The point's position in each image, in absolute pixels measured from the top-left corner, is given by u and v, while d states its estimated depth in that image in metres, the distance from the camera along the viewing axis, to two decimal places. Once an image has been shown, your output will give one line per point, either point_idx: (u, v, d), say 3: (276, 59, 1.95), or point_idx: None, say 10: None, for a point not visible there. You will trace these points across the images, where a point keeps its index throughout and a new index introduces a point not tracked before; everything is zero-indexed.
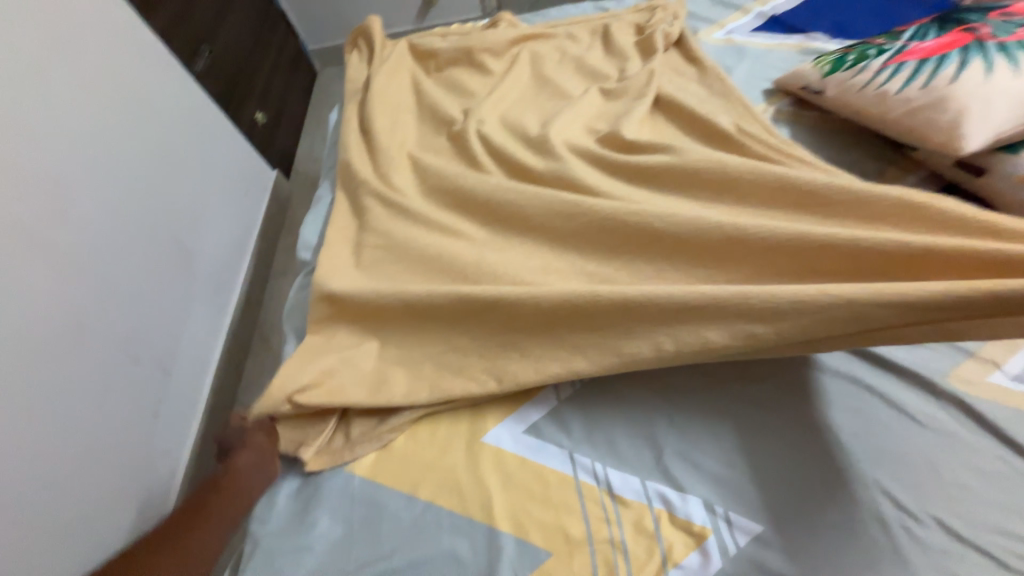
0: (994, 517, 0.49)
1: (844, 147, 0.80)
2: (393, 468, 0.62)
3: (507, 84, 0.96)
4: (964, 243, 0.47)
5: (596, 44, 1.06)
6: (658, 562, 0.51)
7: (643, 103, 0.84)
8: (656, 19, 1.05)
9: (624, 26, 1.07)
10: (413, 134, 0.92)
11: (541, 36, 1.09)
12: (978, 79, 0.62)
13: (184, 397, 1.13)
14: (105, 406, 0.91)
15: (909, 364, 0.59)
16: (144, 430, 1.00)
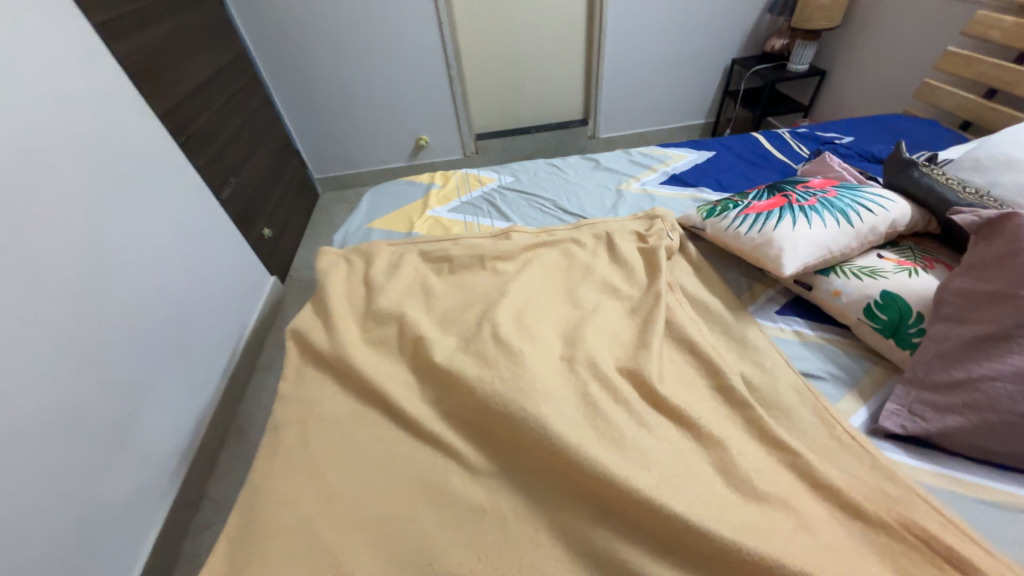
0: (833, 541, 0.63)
1: (724, 268, 1.10)
2: (362, 526, 0.73)
3: (519, 288, 1.09)
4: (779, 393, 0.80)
5: (600, 248, 1.21)
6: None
7: (651, 324, 0.96)
8: (653, 229, 1.21)
9: (625, 234, 1.23)
10: (404, 262, 1.21)
11: (548, 242, 1.25)
12: (789, 228, 0.94)
13: (131, 480, 1.20)
14: (58, 480, 1.00)
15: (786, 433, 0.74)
16: (88, 507, 1.07)
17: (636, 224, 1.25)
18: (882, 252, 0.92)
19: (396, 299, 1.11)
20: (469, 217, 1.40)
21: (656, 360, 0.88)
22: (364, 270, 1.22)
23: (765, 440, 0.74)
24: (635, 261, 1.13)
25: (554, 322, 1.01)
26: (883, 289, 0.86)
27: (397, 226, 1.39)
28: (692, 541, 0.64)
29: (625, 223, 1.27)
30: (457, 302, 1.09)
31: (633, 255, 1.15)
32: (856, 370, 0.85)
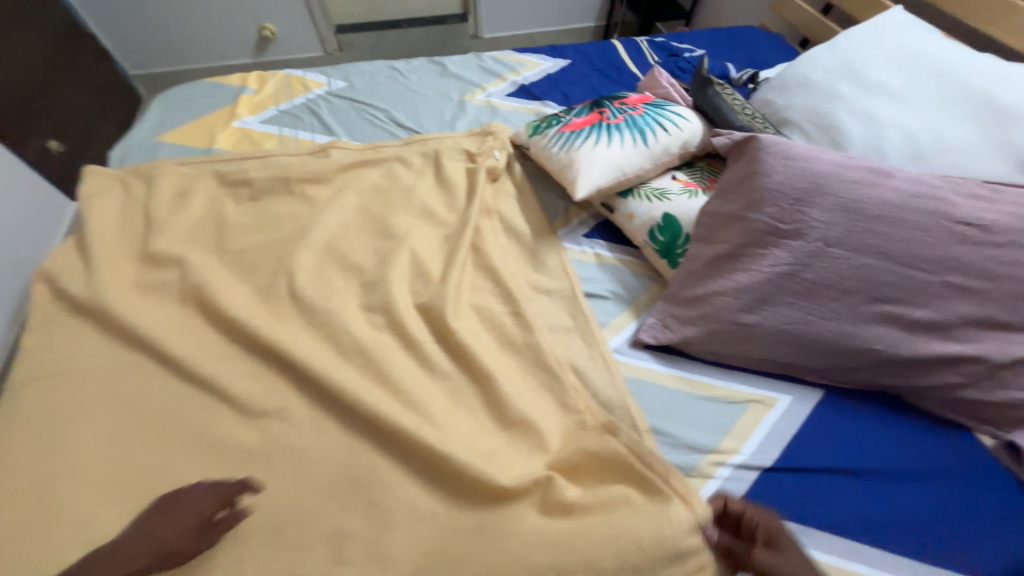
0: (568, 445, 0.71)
1: (547, 191, 1.08)
2: (114, 480, 0.69)
3: (326, 215, 1.00)
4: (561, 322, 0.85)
5: (427, 168, 1.12)
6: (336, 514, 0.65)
7: (459, 248, 0.93)
8: (484, 147, 1.14)
9: (454, 152, 1.14)
10: (195, 189, 1.05)
11: (373, 160, 1.12)
12: (590, 149, 0.91)
13: None
14: None
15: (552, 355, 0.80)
16: None
17: (470, 142, 1.17)
18: (675, 174, 0.95)
19: (180, 230, 0.97)
20: (285, 130, 1.21)
21: (453, 292, 0.86)
22: (142, 196, 1.03)
23: (534, 363, 0.80)
24: (460, 184, 1.07)
25: (361, 252, 0.95)
26: (665, 211, 0.89)
27: (193, 140, 1.17)
28: (441, 458, 0.68)
29: (459, 140, 1.18)
30: (255, 233, 0.97)
31: (458, 176, 1.08)
32: (637, 288, 0.91)
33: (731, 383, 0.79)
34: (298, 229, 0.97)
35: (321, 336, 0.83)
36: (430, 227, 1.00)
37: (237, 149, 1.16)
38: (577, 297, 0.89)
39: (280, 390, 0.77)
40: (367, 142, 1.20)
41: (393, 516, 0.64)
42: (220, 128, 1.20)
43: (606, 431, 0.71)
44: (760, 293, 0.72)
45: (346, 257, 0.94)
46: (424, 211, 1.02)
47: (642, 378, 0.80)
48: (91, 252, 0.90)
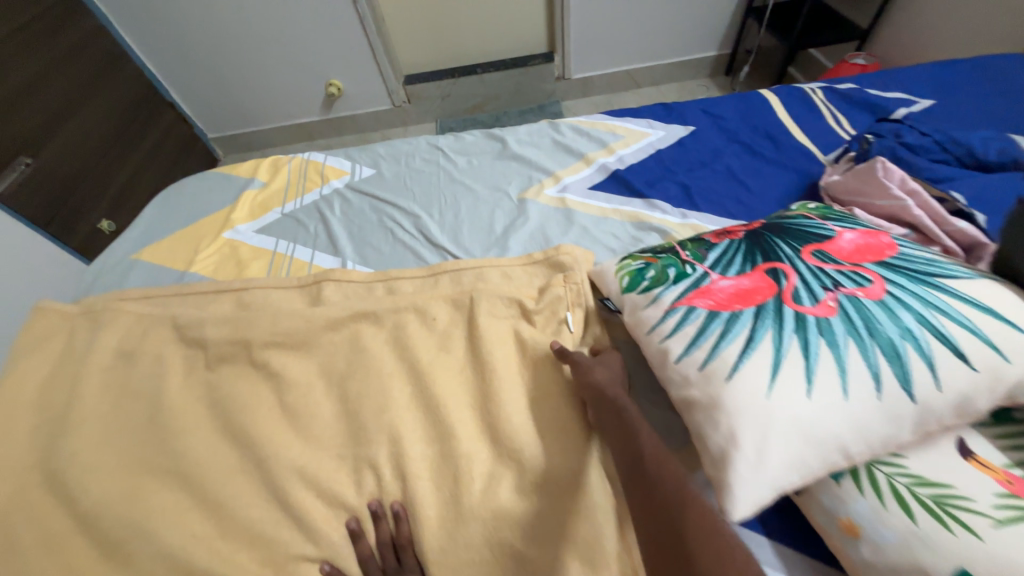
0: None
1: (653, 390, 0.61)
2: None
3: (291, 415, 0.64)
4: None
5: (457, 325, 0.70)
6: None
7: (479, 535, 0.54)
8: (546, 295, 0.69)
9: (499, 296, 0.71)
10: (144, 343, 0.76)
11: (379, 305, 0.74)
12: (762, 382, 0.41)
13: None
14: None
15: None
16: None
17: (525, 279, 0.74)
18: (971, 443, 0.41)
19: (99, 424, 0.67)
20: (283, 243, 0.90)
21: None
22: (83, 347, 0.77)
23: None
24: (501, 368, 0.63)
25: (321, 503, 0.57)
26: (961, 566, 0.36)
27: (173, 260, 0.90)
28: None
29: (509, 273, 0.76)
30: (184, 439, 0.64)
31: (500, 349, 0.65)
32: None
33: None
34: (244, 440, 0.62)
35: None
36: (440, 463, 0.58)
37: (218, 274, 0.87)
38: None
39: None
40: (382, 265, 0.83)
41: None
42: (209, 242, 0.92)
43: None
44: None
45: (296, 514, 0.56)
46: (436, 419, 0.61)
47: None
48: None
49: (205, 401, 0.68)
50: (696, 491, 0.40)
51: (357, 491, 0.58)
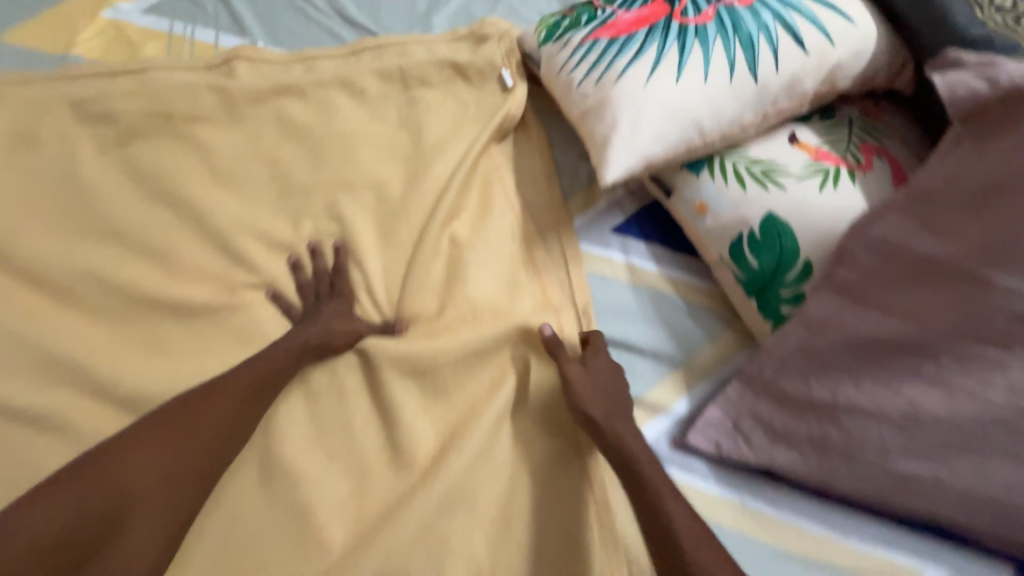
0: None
1: (566, 143, 0.67)
2: None
3: (225, 180, 0.66)
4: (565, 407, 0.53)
5: (382, 96, 0.71)
6: None
7: (406, 255, 0.58)
8: (469, 62, 0.70)
9: (423, 66, 0.71)
10: (44, 124, 0.70)
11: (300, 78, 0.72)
12: (642, 78, 0.48)
13: None
14: None
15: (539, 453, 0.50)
16: None
17: (450, 50, 0.73)
18: (799, 133, 0.50)
19: (15, 198, 0.65)
20: (180, 24, 0.80)
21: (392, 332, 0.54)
22: None
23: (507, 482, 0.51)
24: (428, 129, 0.67)
25: (266, 245, 0.62)
26: (769, 210, 0.48)
27: (49, 42, 0.79)
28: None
29: (434, 45, 0.74)
30: (116, 205, 0.64)
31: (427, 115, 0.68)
32: (697, 339, 0.54)
33: (831, 535, 0.46)
34: (179, 201, 0.64)
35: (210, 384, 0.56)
36: (372, 207, 0.63)
37: (108, 57, 0.78)
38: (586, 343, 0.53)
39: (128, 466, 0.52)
40: (299, 45, 0.78)
41: None
42: (88, 22, 0.80)
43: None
44: (961, 439, 0.36)
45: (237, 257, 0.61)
46: (368, 172, 0.64)
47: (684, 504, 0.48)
48: None
49: (128, 173, 0.67)
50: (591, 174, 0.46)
51: (297, 233, 0.62)
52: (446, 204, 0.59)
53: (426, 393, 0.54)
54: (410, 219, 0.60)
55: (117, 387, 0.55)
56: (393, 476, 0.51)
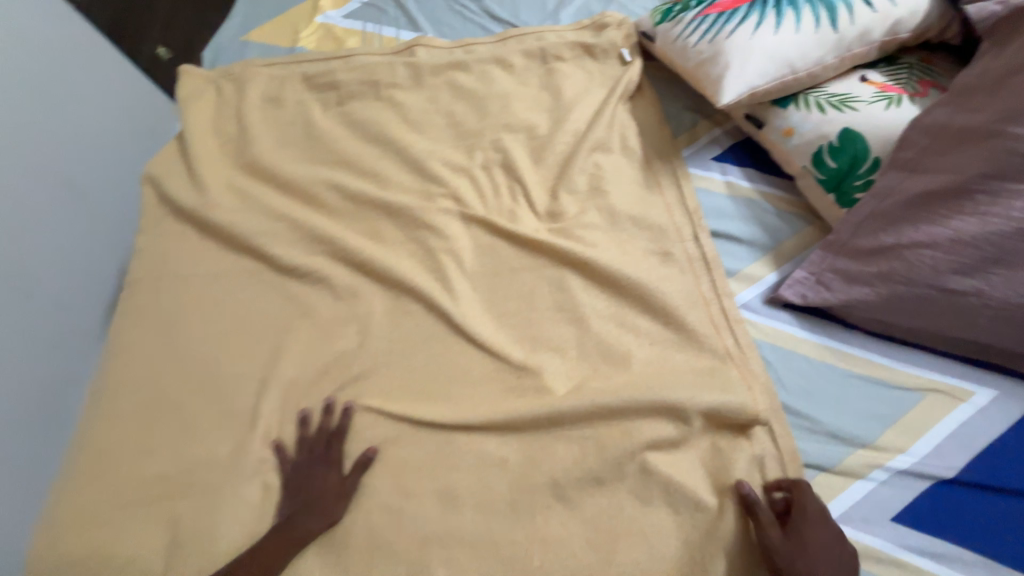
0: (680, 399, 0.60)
1: (672, 99, 0.86)
2: (212, 379, 0.71)
3: (416, 127, 0.90)
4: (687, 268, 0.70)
5: (528, 69, 0.94)
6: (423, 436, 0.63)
7: (559, 175, 0.80)
8: (595, 43, 0.92)
9: (559, 46, 0.93)
10: (285, 91, 0.98)
11: (466, 57, 0.96)
12: (747, 34, 0.67)
13: None
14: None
15: (668, 300, 0.66)
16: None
17: (578, 34, 0.95)
18: (868, 74, 0.68)
19: (274, 140, 0.92)
20: (370, 24, 1.09)
21: (550, 224, 0.76)
22: (235, 95, 0.99)
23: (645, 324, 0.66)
24: (566, 90, 0.89)
25: (449, 169, 0.84)
26: (845, 125, 0.65)
27: (280, 39, 1.09)
28: (530, 403, 0.63)
29: (564, 32, 0.97)
30: (341, 143, 0.90)
31: (564, 81, 0.90)
32: (783, 232, 0.71)
33: (899, 365, 0.61)
34: (386, 141, 0.89)
35: (416, 258, 0.77)
36: (527, 143, 0.85)
37: (322, 48, 1.07)
38: (698, 235, 0.72)
39: (366, 309, 0.73)
40: (459, 36, 1.03)
41: (463, 459, 0.62)
42: (306, 25, 1.10)
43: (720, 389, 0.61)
44: (997, 252, 0.51)
45: (429, 178, 0.84)
46: (523, 120, 0.86)
47: (779, 345, 0.64)
48: (190, 156, 0.89)
49: (347, 124, 0.93)
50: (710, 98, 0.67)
51: (471, 161, 0.84)
52: (589, 142, 0.81)
53: (575, 270, 0.71)
54: (560, 151, 0.82)
55: (354, 257, 0.77)
56: (556, 318, 0.69)
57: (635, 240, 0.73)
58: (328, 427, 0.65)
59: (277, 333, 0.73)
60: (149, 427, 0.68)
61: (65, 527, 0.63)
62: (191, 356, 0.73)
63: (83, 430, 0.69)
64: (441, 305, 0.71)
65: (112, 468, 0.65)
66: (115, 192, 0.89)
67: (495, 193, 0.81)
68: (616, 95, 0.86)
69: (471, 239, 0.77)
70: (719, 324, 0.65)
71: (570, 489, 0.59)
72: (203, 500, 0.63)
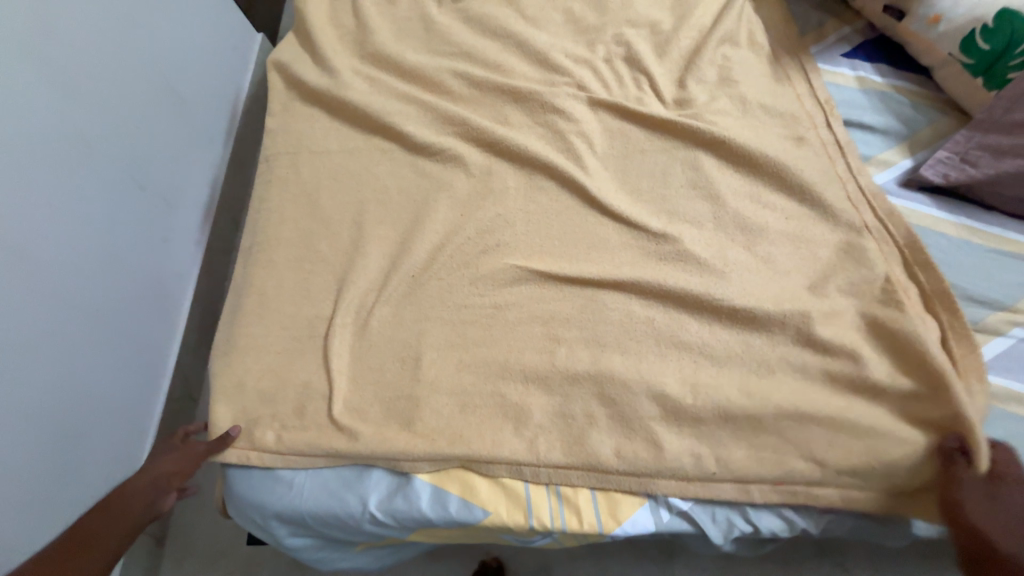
0: (821, 269, 0.64)
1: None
2: (349, 240, 0.73)
3: (535, 20, 0.90)
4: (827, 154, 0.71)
5: None
6: (567, 293, 0.66)
7: (686, 68, 0.81)
8: None
9: None
10: None
11: None
12: None
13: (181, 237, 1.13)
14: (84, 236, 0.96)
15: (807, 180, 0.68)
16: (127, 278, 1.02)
17: None
18: None
19: (390, 30, 0.93)
20: None
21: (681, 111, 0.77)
22: None
23: (782, 201, 0.69)
24: None
25: (572, 60, 0.85)
26: (1004, 5, 0.64)
27: None
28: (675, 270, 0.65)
29: None
30: (459, 34, 0.90)
31: None
32: (919, 122, 0.72)
33: None
34: (504, 31, 0.89)
35: (546, 141, 0.79)
36: (650, 38, 0.85)
37: None
38: (831, 123, 0.73)
39: (499, 184, 0.75)
40: None
41: (605, 315, 0.64)
42: None
43: (862, 257, 0.63)
44: None
45: (552, 66, 0.85)
46: (646, 17, 0.86)
47: (920, 221, 0.65)
48: (314, 43, 0.92)
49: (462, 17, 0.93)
50: None
51: (594, 54, 0.85)
52: (717, 37, 0.81)
53: (708, 153, 0.73)
54: (686, 46, 0.82)
55: (483, 137, 0.79)
56: (691, 196, 0.71)
57: (768, 127, 0.74)
58: (474, 280, 0.68)
59: (411, 202, 0.76)
60: (298, 277, 0.71)
61: (234, 358, 0.67)
62: (329, 219, 0.75)
63: (241, 280, 0.73)
64: (577, 179, 0.73)
65: (271, 307, 0.69)
66: (220, 119, 1.10)
67: (619, 85, 0.82)
68: None
69: (600, 125, 0.79)
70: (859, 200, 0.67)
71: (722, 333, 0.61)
72: (347, 344, 0.65)
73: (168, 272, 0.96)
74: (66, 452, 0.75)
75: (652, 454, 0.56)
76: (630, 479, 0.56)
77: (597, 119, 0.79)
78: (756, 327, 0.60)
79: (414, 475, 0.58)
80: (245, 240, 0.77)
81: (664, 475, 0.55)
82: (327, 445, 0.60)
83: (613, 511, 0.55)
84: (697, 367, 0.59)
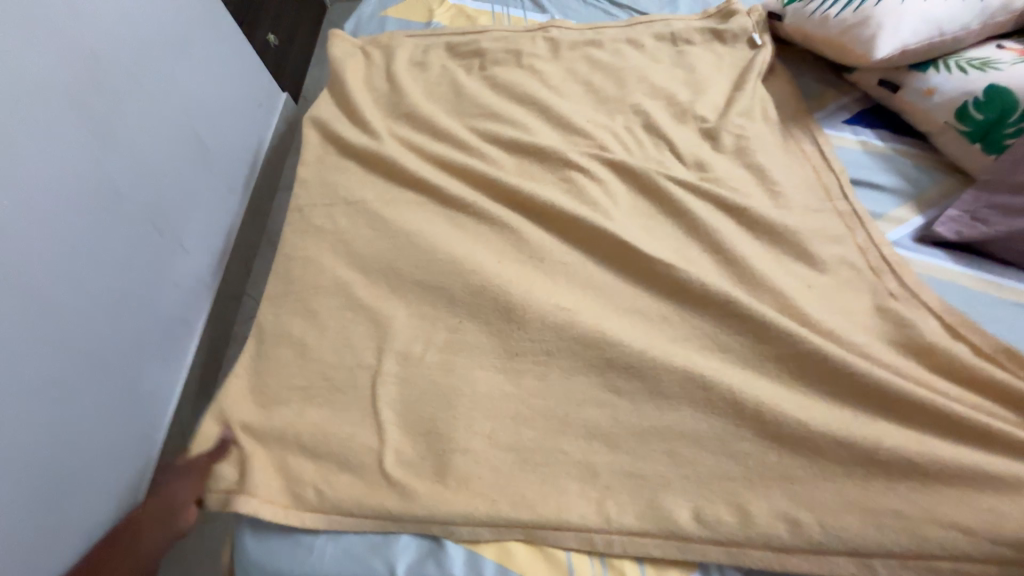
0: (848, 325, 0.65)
1: (799, 73, 0.94)
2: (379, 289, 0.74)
3: (561, 92, 0.97)
4: (851, 215, 0.74)
5: (660, 48, 1.02)
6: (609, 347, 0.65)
7: (704, 137, 0.87)
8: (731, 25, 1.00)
9: (690, 30, 1.02)
10: (429, 58, 1.06)
11: (602, 36, 1.05)
12: (896, 2, 0.76)
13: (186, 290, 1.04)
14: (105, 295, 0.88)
15: (827, 244, 0.72)
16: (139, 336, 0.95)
17: (707, 21, 1.03)
18: (1006, 41, 0.75)
19: (422, 95, 0.99)
20: (498, 7, 1.18)
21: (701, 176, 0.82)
22: (382, 57, 1.07)
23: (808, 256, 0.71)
24: (701, 68, 0.96)
25: (597, 126, 0.91)
26: (991, 82, 0.71)
27: (415, 16, 1.20)
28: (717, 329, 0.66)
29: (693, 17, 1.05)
30: (489, 101, 0.97)
31: (698, 60, 0.98)
32: (925, 182, 0.76)
33: None
34: (532, 101, 0.96)
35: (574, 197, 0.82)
36: (667, 108, 0.92)
37: (455, 24, 1.16)
38: (846, 184, 0.76)
39: (534, 236, 0.77)
40: (589, 20, 1.12)
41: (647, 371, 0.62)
42: (439, 5, 1.20)
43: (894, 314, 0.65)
44: None
45: (575, 129, 0.90)
46: (663, 90, 0.94)
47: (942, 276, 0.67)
48: (351, 107, 0.98)
49: (491, 85, 1.00)
50: (864, 53, 0.77)
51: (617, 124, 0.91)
52: (733, 108, 0.87)
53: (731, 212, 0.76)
54: (703, 115, 0.89)
55: (514, 196, 0.81)
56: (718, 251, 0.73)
57: (788, 188, 0.78)
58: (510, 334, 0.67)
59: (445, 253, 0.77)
60: (329, 329, 0.70)
61: (262, 413, 0.65)
62: (364, 270, 0.76)
63: (270, 330, 0.72)
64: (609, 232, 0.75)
65: (304, 359, 0.68)
66: (240, 169, 1.21)
67: (640, 151, 0.87)
68: (750, 69, 0.93)
69: (624, 184, 0.83)
70: (887, 259, 0.69)
71: (760, 386, 0.59)
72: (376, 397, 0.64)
73: (183, 305, 1.03)
74: (72, 466, 0.78)
75: (741, 520, 0.54)
76: (673, 541, 0.54)
77: (623, 181, 0.83)
78: (791, 379, 0.61)
79: (447, 540, 0.55)
80: (275, 291, 0.76)
81: (757, 549, 0.53)
82: (366, 501, 0.57)
83: (657, 573, 0.54)
84: (737, 416, 0.59)
